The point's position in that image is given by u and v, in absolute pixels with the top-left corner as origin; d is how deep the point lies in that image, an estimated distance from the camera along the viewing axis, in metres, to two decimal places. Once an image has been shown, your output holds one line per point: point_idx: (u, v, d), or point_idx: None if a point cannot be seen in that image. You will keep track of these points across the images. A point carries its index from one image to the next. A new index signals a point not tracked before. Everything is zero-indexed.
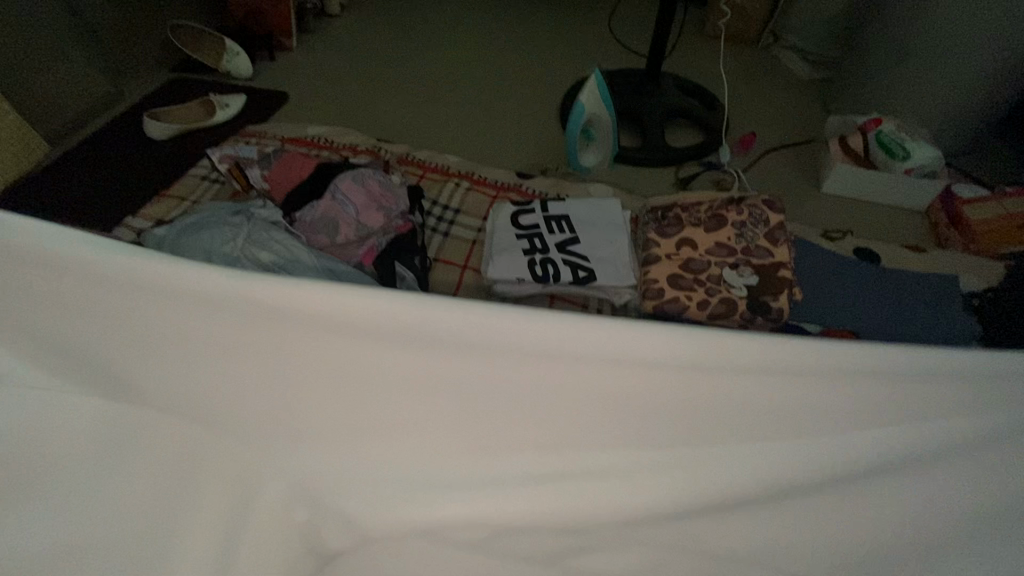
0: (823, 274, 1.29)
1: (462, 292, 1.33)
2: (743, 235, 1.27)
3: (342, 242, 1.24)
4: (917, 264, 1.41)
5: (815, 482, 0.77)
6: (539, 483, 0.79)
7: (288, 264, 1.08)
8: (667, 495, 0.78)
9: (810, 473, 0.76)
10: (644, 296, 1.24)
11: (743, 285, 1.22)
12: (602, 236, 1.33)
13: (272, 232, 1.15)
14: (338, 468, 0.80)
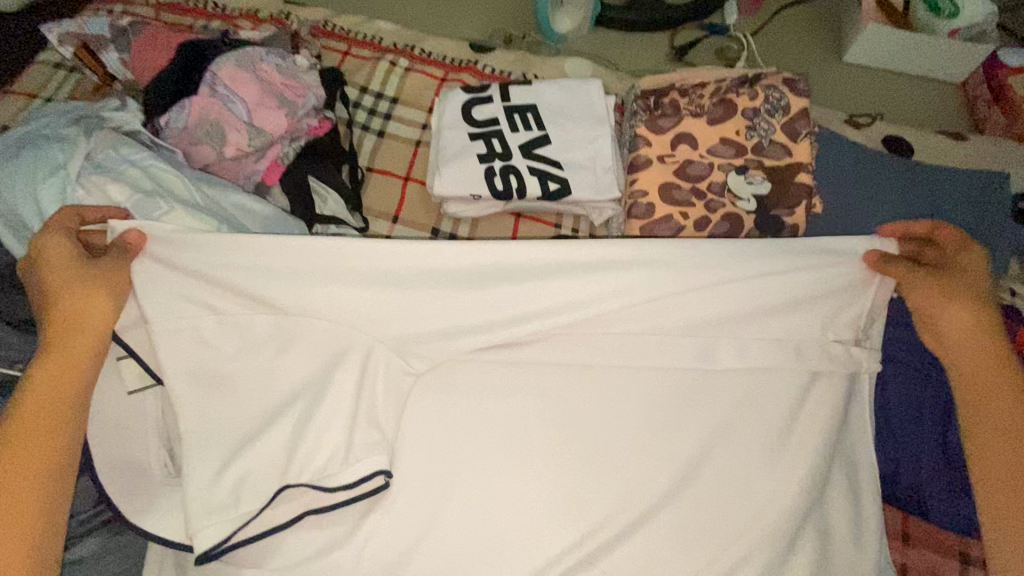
0: (848, 175, 1.04)
1: (406, 212, 1.06)
2: (756, 128, 1.00)
3: (234, 155, 0.94)
4: (957, 155, 1.17)
5: (786, 421, 0.74)
6: (515, 461, 0.70)
7: (145, 195, 0.79)
8: (657, 447, 0.72)
9: (780, 409, 0.74)
10: (631, 213, 0.99)
11: (751, 194, 0.98)
12: (578, 133, 1.04)
13: (124, 149, 0.84)
14: (271, 436, 0.68)
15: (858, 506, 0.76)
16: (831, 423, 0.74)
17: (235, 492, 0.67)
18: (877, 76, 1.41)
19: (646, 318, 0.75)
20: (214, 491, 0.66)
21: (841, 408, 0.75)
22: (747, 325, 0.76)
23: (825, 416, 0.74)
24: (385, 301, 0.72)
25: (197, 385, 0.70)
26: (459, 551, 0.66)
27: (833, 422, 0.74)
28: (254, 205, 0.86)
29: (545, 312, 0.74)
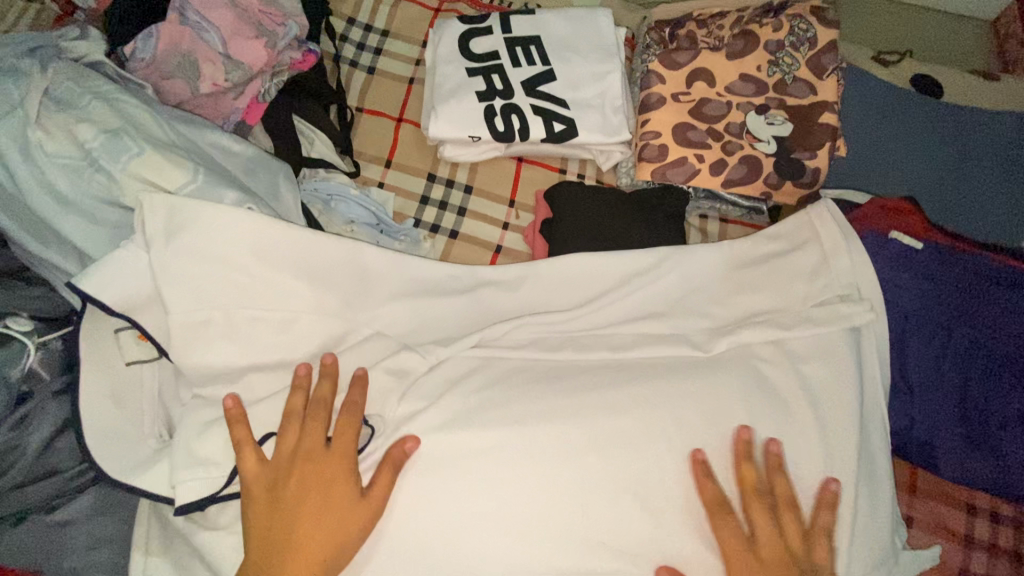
0: (871, 115, 0.97)
1: (399, 157, 0.99)
2: (778, 64, 0.93)
3: (211, 91, 0.85)
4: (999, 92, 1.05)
5: (794, 379, 0.73)
6: (522, 434, 0.66)
7: (110, 133, 0.69)
8: (670, 409, 0.69)
9: (785, 368, 0.73)
10: (641, 157, 0.92)
11: (772, 136, 0.91)
12: (585, 69, 0.96)
13: (86, 81, 0.73)
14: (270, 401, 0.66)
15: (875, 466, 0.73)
16: (838, 380, 0.73)
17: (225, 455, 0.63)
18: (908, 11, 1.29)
19: (638, 288, 0.81)
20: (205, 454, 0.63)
21: (848, 364, 0.74)
22: (739, 292, 0.80)
23: (832, 373, 0.73)
24: (396, 272, 0.78)
25: (183, 340, 0.66)
26: (458, 517, 0.64)
27: (842, 380, 0.73)
28: (234, 145, 0.79)
29: (544, 283, 0.82)
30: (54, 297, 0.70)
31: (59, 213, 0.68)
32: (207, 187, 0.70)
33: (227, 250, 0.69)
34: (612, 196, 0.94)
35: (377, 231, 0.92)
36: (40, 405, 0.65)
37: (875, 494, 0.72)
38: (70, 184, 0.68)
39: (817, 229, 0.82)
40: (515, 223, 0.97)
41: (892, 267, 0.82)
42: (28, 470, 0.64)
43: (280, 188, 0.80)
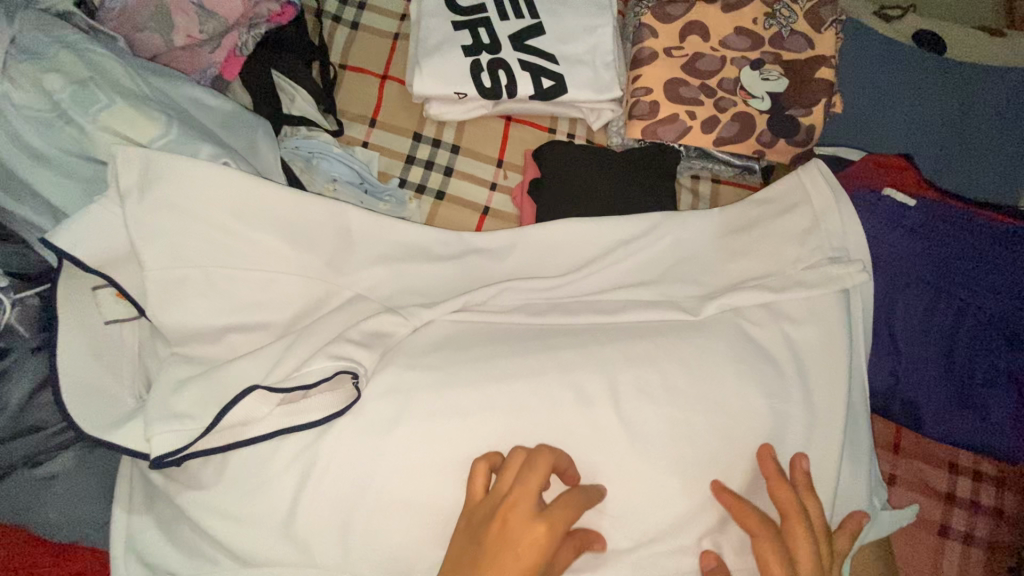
0: (868, 69, 0.94)
1: (384, 115, 0.96)
2: (775, 16, 0.90)
3: (186, 44, 0.82)
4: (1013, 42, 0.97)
5: (780, 341, 0.73)
6: (508, 398, 0.66)
7: (78, 84, 0.66)
8: (657, 371, 0.68)
9: (774, 331, 0.73)
10: (632, 114, 0.90)
11: (766, 92, 0.89)
12: (576, 22, 0.93)
13: (53, 30, 0.70)
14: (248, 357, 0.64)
15: (860, 425, 0.73)
16: (829, 343, 0.73)
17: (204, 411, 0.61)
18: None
19: (627, 251, 0.80)
20: (185, 412, 0.61)
21: (837, 327, 0.73)
22: (729, 255, 0.79)
23: (822, 337, 0.73)
24: (382, 235, 0.77)
25: (159, 300, 0.65)
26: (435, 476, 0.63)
27: (828, 341, 0.73)
28: (210, 100, 0.76)
29: (531, 247, 0.81)
30: (30, 253, 0.68)
31: (30, 167, 0.66)
32: (182, 140, 0.68)
33: (208, 210, 0.67)
34: (602, 155, 0.92)
35: (361, 191, 0.90)
36: (17, 360, 0.64)
37: (860, 452, 0.72)
38: (41, 138, 0.66)
39: (808, 190, 0.80)
40: (503, 184, 0.96)
41: (880, 222, 0.81)
42: (9, 428, 0.63)
43: (259, 145, 0.77)
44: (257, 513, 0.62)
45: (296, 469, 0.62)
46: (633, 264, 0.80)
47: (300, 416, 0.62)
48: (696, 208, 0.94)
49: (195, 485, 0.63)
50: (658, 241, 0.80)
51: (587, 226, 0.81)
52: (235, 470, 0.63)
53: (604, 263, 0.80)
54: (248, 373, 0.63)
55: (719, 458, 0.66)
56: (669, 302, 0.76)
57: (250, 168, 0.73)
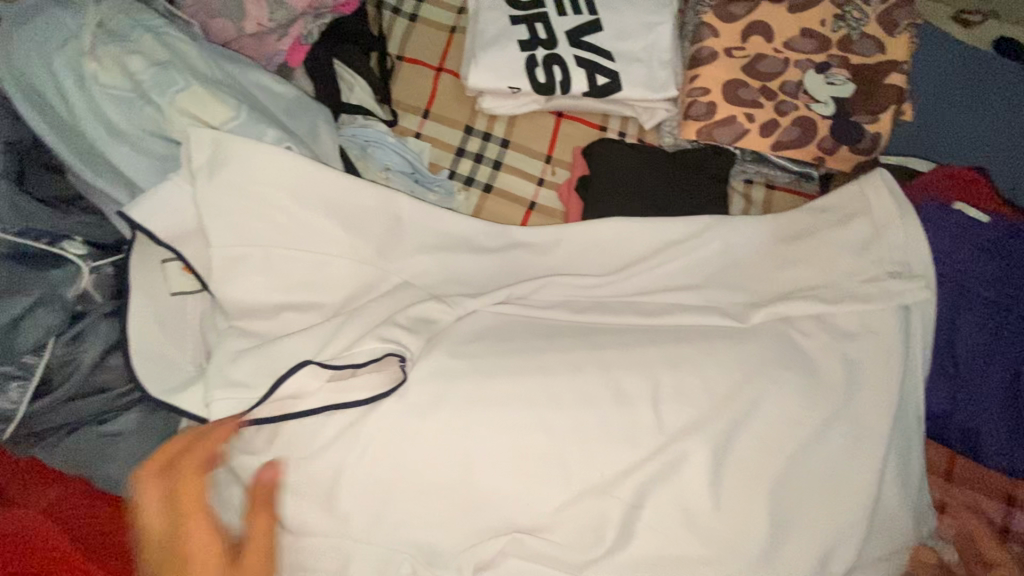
0: (940, 79, 0.90)
1: (437, 106, 0.97)
2: (845, 18, 0.86)
3: (255, 31, 0.86)
4: None
5: (833, 354, 0.70)
6: (546, 392, 0.66)
7: (159, 66, 0.70)
8: (699, 377, 0.67)
9: (827, 344, 0.70)
10: (687, 114, 0.88)
11: (830, 97, 0.85)
12: (634, 19, 0.91)
13: (136, 13, 0.73)
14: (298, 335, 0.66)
15: (914, 448, 0.70)
16: (885, 358, 0.70)
17: (256, 384, 0.64)
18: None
19: (674, 254, 0.79)
20: (239, 383, 0.64)
21: (895, 343, 0.70)
22: (781, 263, 0.77)
23: (878, 352, 0.70)
24: (430, 223, 0.78)
25: (221, 274, 0.68)
26: (470, 462, 0.64)
27: (885, 357, 0.70)
28: (275, 86, 0.79)
29: (575, 244, 0.81)
30: (105, 225, 0.73)
31: (111, 143, 0.70)
32: (250, 123, 0.71)
33: (267, 192, 0.69)
34: (654, 155, 0.90)
35: (412, 180, 0.92)
36: (92, 324, 0.68)
37: (912, 476, 0.69)
38: (121, 115, 0.70)
39: (869, 201, 0.76)
40: (550, 179, 0.96)
41: (944, 230, 0.77)
42: (80, 386, 0.68)
43: (318, 130, 0.80)
44: (300, 483, 0.64)
45: (340, 443, 0.65)
46: (680, 267, 0.79)
47: (347, 394, 0.65)
48: (747, 213, 0.91)
49: (242, 451, 0.66)
50: (707, 245, 0.79)
51: (635, 226, 0.80)
52: (284, 440, 0.66)
53: (649, 266, 0.79)
54: (298, 349, 0.65)
55: (759, 470, 0.65)
56: (715, 307, 0.75)
57: (310, 153, 0.75)
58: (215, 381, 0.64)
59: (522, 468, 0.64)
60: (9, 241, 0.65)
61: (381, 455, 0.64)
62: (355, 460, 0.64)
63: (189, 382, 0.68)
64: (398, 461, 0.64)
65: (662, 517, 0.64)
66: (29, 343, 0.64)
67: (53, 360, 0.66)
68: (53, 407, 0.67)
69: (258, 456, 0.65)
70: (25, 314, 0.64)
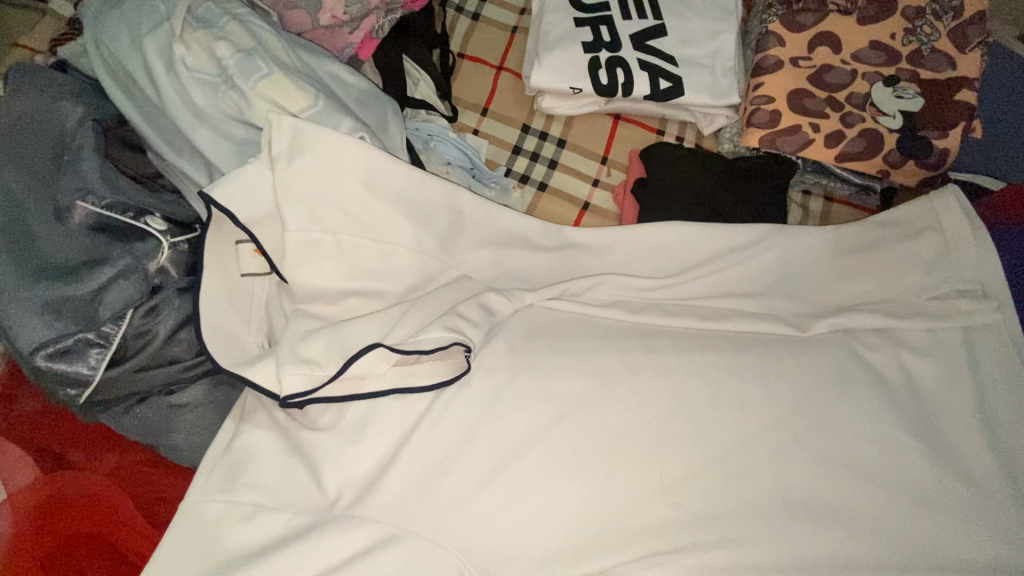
0: (1009, 98, 0.88)
1: (496, 104, 0.99)
2: (915, 33, 0.86)
3: (329, 24, 0.88)
4: None
5: (893, 368, 0.70)
6: (604, 389, 0.67)
7: (244, 52, 0.73)
8: (758, 385, 0.67)
9: (888, 359, 0.70)
10: (749, 122, 0.88)
11: (898, 110, 0.85)
12: (699, 25, 0.92)
13: (224, 3, 0.76)
14: (365, 320, 0.68)
15: None
16: (947, 374, 0.69)
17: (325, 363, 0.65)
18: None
19: (735, 260, 0.79)
20: (308, 361, 0.65)
21: (955, 360, 0.70)
22: (842, 274, 0.77)
23: (939, 368, 0.70)
24: (493, 219, 0.80)
25: (291, 257, 0.69)
26: (530, 454, 0.65)
27: (947, 373, 0.70)
28: (348, 77, 0.81)
29: (634, 246, 0.81)
30: (183, 205, 0.75)
31: (194, 125, 0.73)
32: (328, 112, 0.73)
33: (340, 179, 0.71)
34: (714, 161, 0.90)
35: (470, 176, 0.93)
36: (166, 299, 0.71)
37: (1001, 506, 0.64)
38: (206, 99, 0.73)
39: (941, 217, 0.76)
40: (605, 181, 0.96)
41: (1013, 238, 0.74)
42: (152, 357, 0.70)
43: (387, 122, 0.82)
44: (361, 464, 0.66)
45: (405, 427, 0.67)
46: (739, 274, 0.79)
47: (412, 378, 0.66)
48: (806, 224, 0.90)
49: (304, 430, 0.68)
50: (768, 254, 0.78)
51: (697, 230, 0.80)
52: (349, 420, 0.67)
53: (708, 271, 0.79)
54: (366, 333, 0.67)
55: (819, 481, 0.64)
56: (775, 316, 0.74)
57: (380, 144, 0.77)
58: (285, 357, 0.65)
59: (581, 464, 0.64)
60: (98, 213, 0.69)
61: (442, 440, 0.66)
62: (416, 446, 0.65)
63: (257, 360, 0.70)
64: (458, 449, 0.65)
65: (721, 523, 0.64)
66: (110, 312, 0.67)
67: (129, 332, 0.68)
68: (124, 376, 0.69)
69: (321, 434, 0.67)
70: (108, 283, 0.67)
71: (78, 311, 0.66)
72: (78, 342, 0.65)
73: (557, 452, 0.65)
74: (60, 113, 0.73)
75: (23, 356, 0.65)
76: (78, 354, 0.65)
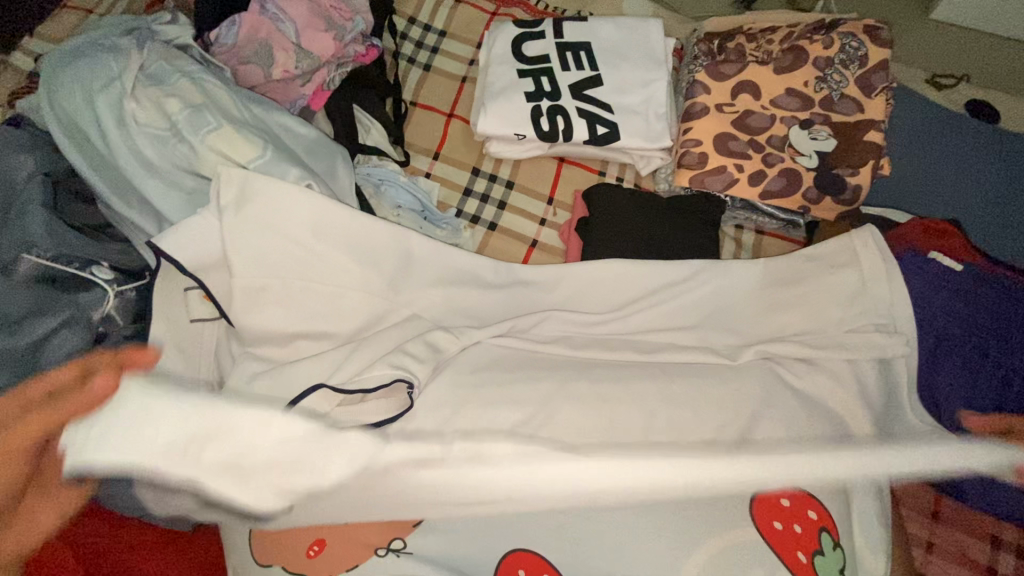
0: (916, 137, 0.96)
1: (447, 149, 1.04)
2: (826, 80, 0.93)
3: (281, 77, 0.93)
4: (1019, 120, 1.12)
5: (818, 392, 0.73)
6: (542, 423, 0.68)
7: (193, 107, 0.76)
8: (688, 413, 0.70)
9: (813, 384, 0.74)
10: (681, 163, 0.94)
11: (814, 151, 0.92)
12: (633, 75, 0.99)
13: (176, 61, 0.80)
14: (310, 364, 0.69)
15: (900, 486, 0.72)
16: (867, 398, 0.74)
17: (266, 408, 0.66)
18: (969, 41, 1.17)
19: (669, 294, 0.83)
20: (249, 407, 0.66)
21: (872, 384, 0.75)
22: (768, 305, 0.82)
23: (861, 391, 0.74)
24: (438, 261, 0.83)
25: (236, 304, 0.71)
26: (469, 491, 0.66)
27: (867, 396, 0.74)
28: (298, 127, 0.85)
29: (575, 283, 0.85)
30: (133, 253, 0.77)
31: (142, 176, 0.75)
32: (275, 162, 0.76)
33: (285, 227, 0.74)
34: (651, 201, 0.96)
35: (421, 218, 0.97)
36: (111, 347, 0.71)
37: None
38: (155, 152, 0.75)
39: (859, 253, 0.81)
40: (552, 220, 1.01)
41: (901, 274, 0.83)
42: None
43: (337, 170, 0.85)
44: (300, 509, 0.65)
45: None
46: (674, 308, 0.83)
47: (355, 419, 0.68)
48: (738, 256, 0.97)
49: None
50: (699, 287, 0.83)
51: (633, 267, 0.84)
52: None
53: (645, 305, 0.83)
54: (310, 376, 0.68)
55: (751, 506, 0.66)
56: (706, 346, 0.79)
57: (328, 191, 0.80)
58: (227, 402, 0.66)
59: (518, 499, 0.65)
60: (43, 265, 0.70)
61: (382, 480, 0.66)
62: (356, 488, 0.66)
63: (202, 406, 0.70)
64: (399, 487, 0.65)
65: None
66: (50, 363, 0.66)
67: None
68: None
69: None
70: (50, 334, 0.67)
71: (18, 362, 0.66)
72: (13, 396, 0.64)
73: (495, 487, 0.66)
74: (12, 168, 0.75)
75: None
76: None
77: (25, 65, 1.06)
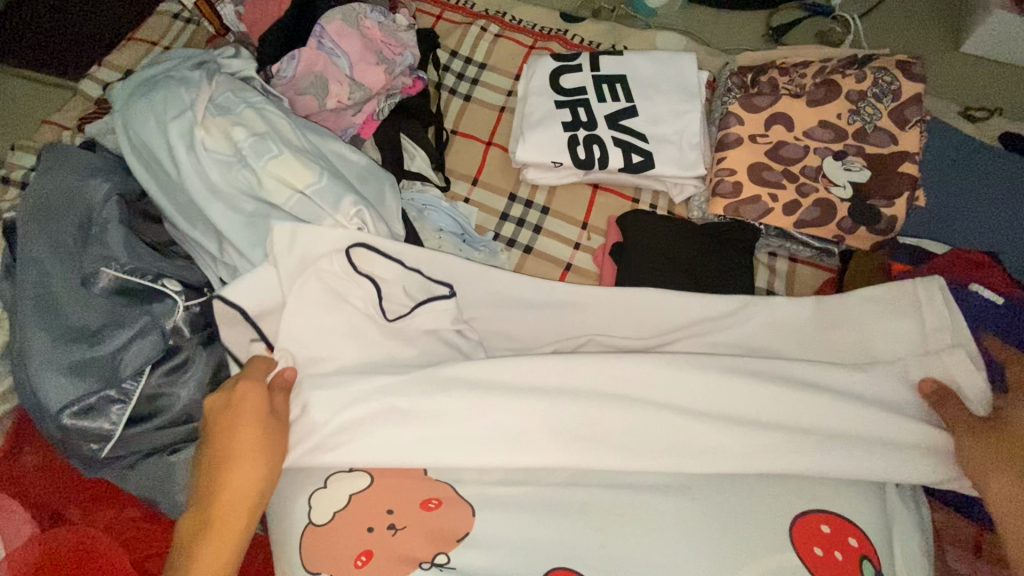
0: (946, 171, 0.98)
1: (485, 175, 1.08)
2: (859, 113, 0.95)
3: (334, 107, 0.99)
4: None
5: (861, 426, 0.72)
6: (578, 444, 0.69)
7: (257, 136, 0.81)
8: (727, 438, 0.70)
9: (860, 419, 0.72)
10: (715, 192, 0.97)
11: (848, 181, 0.94)
12: (667, 106, 1.02)
13: (242, 92, 0.86)
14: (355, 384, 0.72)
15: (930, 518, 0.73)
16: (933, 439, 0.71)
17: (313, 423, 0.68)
18: (976, 97, 1.21)
19: (705, 321, 0.85)
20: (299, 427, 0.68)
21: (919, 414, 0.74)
22: (804, 340, 0.82)
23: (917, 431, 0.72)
24: (480, 284, 0.86)
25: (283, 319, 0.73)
26: (506, 508, 0.67)
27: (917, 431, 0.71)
28: (350, 155, 0.90)
29: (611, 307, 0.87)
30: (195, 270, 0.82)
31: (206, 198, 0.80)
32: (330, 189, 0.81)
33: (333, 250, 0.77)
34: (686, 227, 0.98)
35: (461, 241, 1.00)
36: (191, 354, 0.77)
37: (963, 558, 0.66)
38: (221, 176, 0.80)
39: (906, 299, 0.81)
40: (586, 244, 1.04)
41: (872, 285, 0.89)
42: (173, 416, 0.75)
43: (385, 195, 0.89)
44: (345, 522, 0.66)
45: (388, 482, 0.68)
46: (708, 332, 0.84)
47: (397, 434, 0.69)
48: (772, 285, 0.98)
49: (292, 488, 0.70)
50: (734, 314, 0.84)
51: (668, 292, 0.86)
52: (332, 480, 0.69)
53: (680, 333, 0.85)
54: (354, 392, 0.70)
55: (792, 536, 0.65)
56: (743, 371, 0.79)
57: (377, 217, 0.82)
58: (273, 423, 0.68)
59: (556, 517, 0.66)
60: (121, 278, 0.76)
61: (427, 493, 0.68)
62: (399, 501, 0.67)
63: None
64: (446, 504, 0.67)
65: None
66: (130, 370, 0.73)
67: (146, 390, 0.73)
68: (116, 440, 0.72)
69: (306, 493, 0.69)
70: (127, 343, 0.73)
71: (102, 370, 0.72)
72: (100, 400, 0.71)
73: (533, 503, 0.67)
74: (90, 190, 0.81)
75: (51, 416, 0.71)
76: (101, 410, 0.71)
77: (93, 92, 1.14)
